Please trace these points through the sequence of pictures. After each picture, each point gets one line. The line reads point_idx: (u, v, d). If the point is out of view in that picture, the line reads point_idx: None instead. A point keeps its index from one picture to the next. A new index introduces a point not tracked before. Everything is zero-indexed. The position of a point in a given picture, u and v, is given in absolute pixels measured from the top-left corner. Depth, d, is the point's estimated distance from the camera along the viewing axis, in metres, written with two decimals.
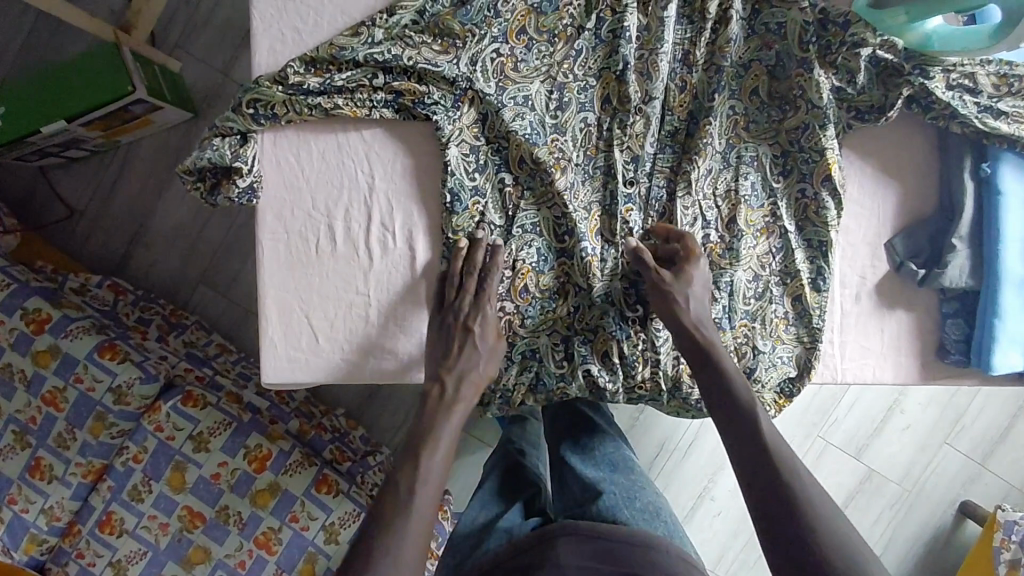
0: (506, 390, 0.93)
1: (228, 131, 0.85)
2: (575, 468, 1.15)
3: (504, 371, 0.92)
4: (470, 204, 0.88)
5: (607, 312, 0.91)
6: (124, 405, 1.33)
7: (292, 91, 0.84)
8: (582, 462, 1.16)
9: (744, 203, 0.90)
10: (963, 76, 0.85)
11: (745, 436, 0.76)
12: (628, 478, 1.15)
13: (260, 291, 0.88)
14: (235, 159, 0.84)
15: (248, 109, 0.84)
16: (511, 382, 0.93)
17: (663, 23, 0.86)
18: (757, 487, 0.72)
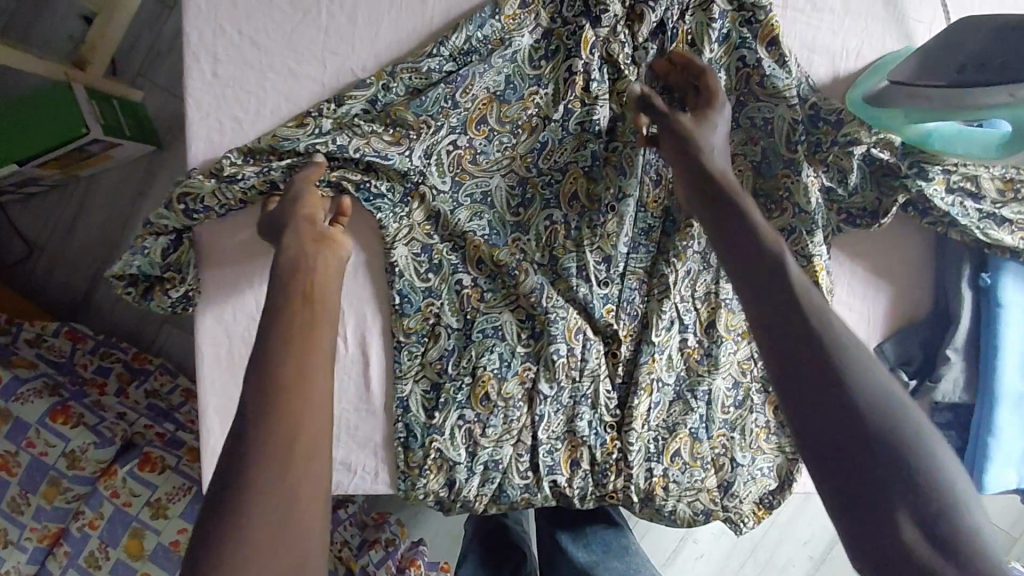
0: (466, 501, 0.83)
1: (162, 229, 0.76)
2: (563, 552, 1.01)
3: (465, 482, 0.81)
4: (423, 305, 0.81)
5: (575, 420, 0.83)
6: (77, 470, 1.27)
7: (227, 185, 0.75)
8: (571, 543, 1.02)
9: (724, 307, 0.84)
10: (964, 179, 0.78)
11: (775, 309, 0.55)
12: (623, 562, 1.00)
13: (200, 398, 0.82)
14: (168, 266, 0.76)
15: (180, 204, 0.75)
16: (472, 496, 0.82)
17: (639, 116, 0.80)
18: (795, 381, 0.50)
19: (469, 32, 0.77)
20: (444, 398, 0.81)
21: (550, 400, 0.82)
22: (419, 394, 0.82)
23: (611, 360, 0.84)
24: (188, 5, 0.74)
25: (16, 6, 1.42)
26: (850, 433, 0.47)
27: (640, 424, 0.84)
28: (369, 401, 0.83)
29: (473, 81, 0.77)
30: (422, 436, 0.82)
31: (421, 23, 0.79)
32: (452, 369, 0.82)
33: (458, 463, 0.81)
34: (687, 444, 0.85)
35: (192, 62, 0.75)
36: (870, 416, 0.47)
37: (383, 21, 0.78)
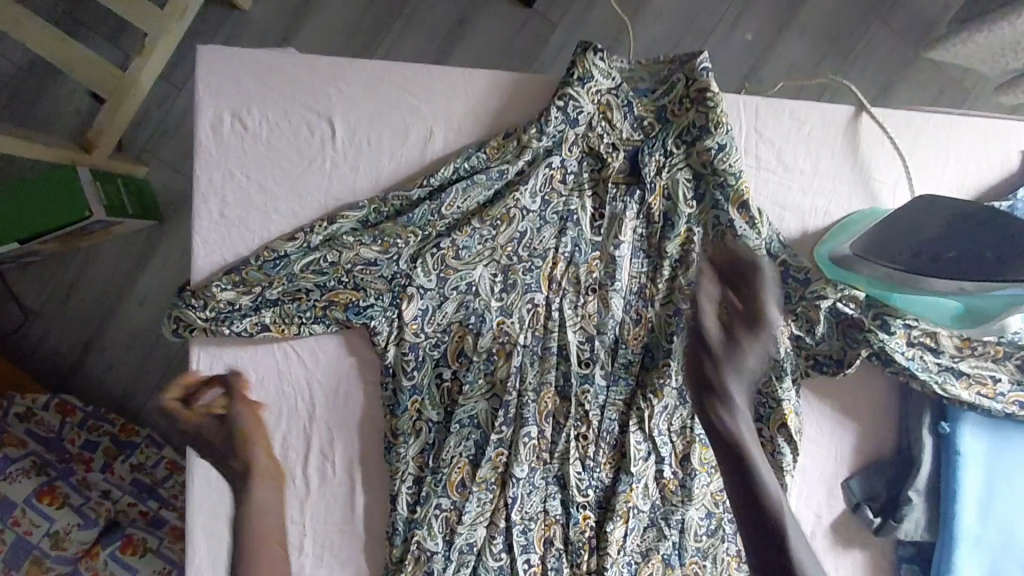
0: None
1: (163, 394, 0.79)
2: None
3: (442, 571, 0.84)
4: (409, 404, 0.83)
5: (549, 499, 0.87)
6: (61, 550, 1.27)
7: (208, 316, 0.79)
8: None
9: (698, 441, 0.87)
10: (924, 334, 0.83)
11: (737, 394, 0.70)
12: None
13: (188, 517, 0.85)
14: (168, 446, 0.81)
15: (174, 329, 0.81)
16: None
17: (616, 263, 0.84)
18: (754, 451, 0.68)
19: (456, 164, 0.81)
20: (425, 491, 0.83)
21: (523, 482, 0.85)
22: (403, 492, 0.84)
23: (583, 442, 0.86)
24: (199, 154, 0.81)
25: (17, 81, 1.44)
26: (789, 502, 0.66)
27: (617, 552, 0.86)
28: (355, 522, 0.85)
29: (456, 198, 0.81)
30: (404, 530, 0.84)
31: (419, 168, 0.84)
32: (433, 462, 0.84)
33: (435, 554, 0.83)
34: (660, 570, 0.88)
35: (201, 205, 0.82)
36: None
37: (383, 164, 0.83)
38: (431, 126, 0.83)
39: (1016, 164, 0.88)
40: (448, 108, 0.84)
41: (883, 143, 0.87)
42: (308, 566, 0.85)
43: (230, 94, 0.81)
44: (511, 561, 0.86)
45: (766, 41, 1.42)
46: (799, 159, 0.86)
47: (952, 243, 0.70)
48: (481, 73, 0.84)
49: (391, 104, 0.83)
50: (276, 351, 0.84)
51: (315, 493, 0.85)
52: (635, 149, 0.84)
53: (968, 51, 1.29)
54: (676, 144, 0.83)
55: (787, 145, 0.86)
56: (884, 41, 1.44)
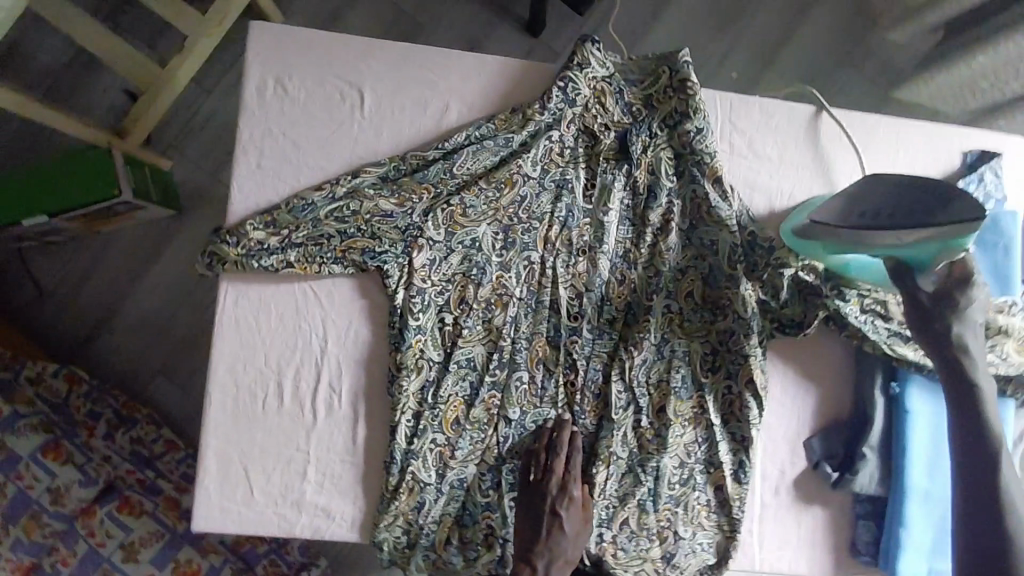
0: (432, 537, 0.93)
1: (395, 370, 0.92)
2: None
3: (433, 501, 0.92)
4: (413, 341, 0.91)
5: None
6: (60, 506, 1.32)
7: (240, 249, 0.89)
8: None
9: (673, 394, 0.95)
10: (876, 303, 0.94)
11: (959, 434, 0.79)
12: None
13: (201, 441, 0.91)
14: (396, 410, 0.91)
15: (208, 263, 0.90)
16: (439, 513, 0.93)
17: (605, 227, 0.95)
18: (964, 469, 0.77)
19: (469, 132, 0.93)
20: (422, 426, 0.91)
21: (514, 423, 0.94)
22: (403, 423, 0.91)
23: (569, 390, 0.95)
24: (244, 112, 0.93)
25: (64, 71, 1.57)
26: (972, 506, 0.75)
27: (596, 491, 0.94)
28: (354, 452, 0.93)
29: (466, 159, 0.92)
30: (401, 461, 0.91)
31: (434, 135, 0.95)
32: (431, 398, 0.92)
33: (428, 484, 0.92)
34: (634, 515, 0.95)
35: (241, 156, 0.93)
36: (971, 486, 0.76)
37: (403, 131, 0.95)
38: (447, 101, 0.96)
39: (957, 163, 1.01)
40: (463, 87, 0.96)
41: (840, 138, 1.00)
42: (309, 493, 0.92)
43: (275, 63, 0.94)
44: (498, 499, 0.93)
45: (750, 77, 1.59)
46: (767, 147, 0.99)
47: (891, 201, 0.80)
48: (494, 59, 0.97)
49: (414, 80, 0.96)
50: (297, 289, 0.93)
51: (321, 424, 0.92)
52: (624, 131, 0.96)
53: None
54: (660, 127, 0.95)
55: (757, 135, 0.99)
56: (857, 83, 1.61)
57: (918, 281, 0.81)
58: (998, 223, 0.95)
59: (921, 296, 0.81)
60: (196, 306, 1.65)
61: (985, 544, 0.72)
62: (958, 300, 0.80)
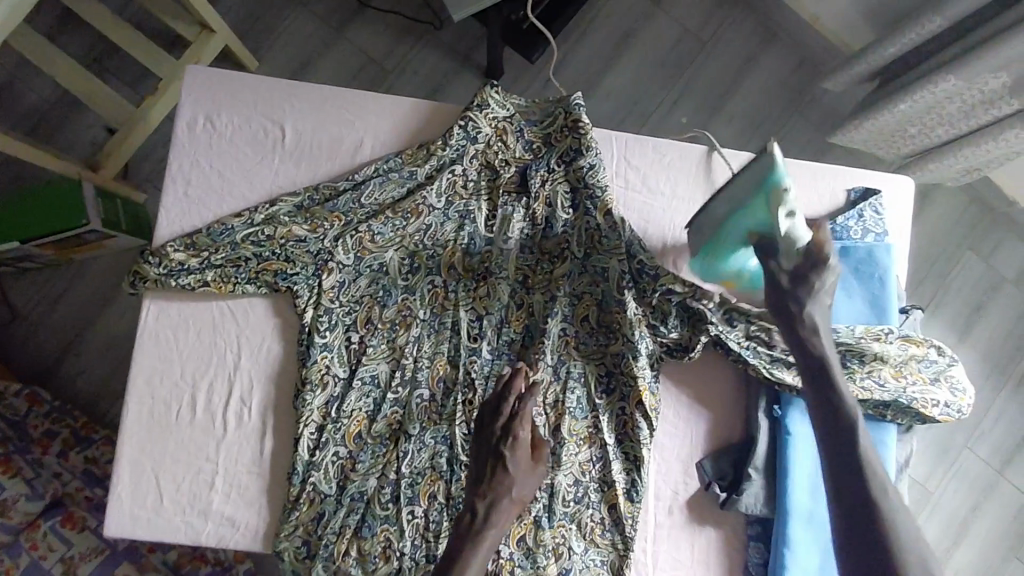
0: (331, 548, 0.96)
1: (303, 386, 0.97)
2: None
3: (334, 512, 0.96)
4: (319, 359, 0.98)
5: (436, 458, 0.98)
6: (4, 518, 1.38)
7: (161, 269, 0.97)
8: None
9: (568, 413, 1.00)
10: (759, 328, 0.99)
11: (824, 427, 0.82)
12: None
13: (117, 449, 0.96)
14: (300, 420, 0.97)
15: (133, 282, 0.98)
16: (338, 525, 0.96)
17: (504, 254, 1.02)
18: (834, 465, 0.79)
19: (379, 166, 1.01)
20: (325, 436, 0.97)
21: (414, 439, 0.98)
22: (306, 435, 0.97)
23: (468, 407, 0.99)
24: (175, 146, 1.02)
25: (48, 110, 1.69)
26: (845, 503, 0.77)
27: None
28: (261, 463, 0.98)
29: (374, 190, 1.00)
30: (303, 471, 0.97)
31: (349, 169, 1.04)
32: (335, 412, 0.98)
33: (327, 495, 0.97)
34: (531, 531, 0.98)
35: (171, 186, 1.01)
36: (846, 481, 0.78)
37: (321, 166, 1.03)
38: (362, 138, 1.04)
39: (841, 199, 1.08)
40: (377, 125, 1.05)
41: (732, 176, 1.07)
42: (216, 502, 0.96)
43: (206, 102, 1.03)
44: (397, 512, 0.97)
45: (696, 123, 1.67)
46: (660, 183, 1.06)
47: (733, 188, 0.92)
48: (407, 101, 1.06)
49: (333, 119, 1.05)
50: (215, 307, 1.00)
51: (230, 435, 0.98)
52: (524, 166, 1.04)
53: (861, 135, 1.51)
54: (558, 163, 1.03)
55: (650, 172, 1.06)
56: (801, 129, 1.69)
57: (778, 259, 0.86)
58: (874, 256, 1.02)
59: (782, 285, 0.86)
60: None
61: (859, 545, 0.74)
62: (812, 278, 0.84)
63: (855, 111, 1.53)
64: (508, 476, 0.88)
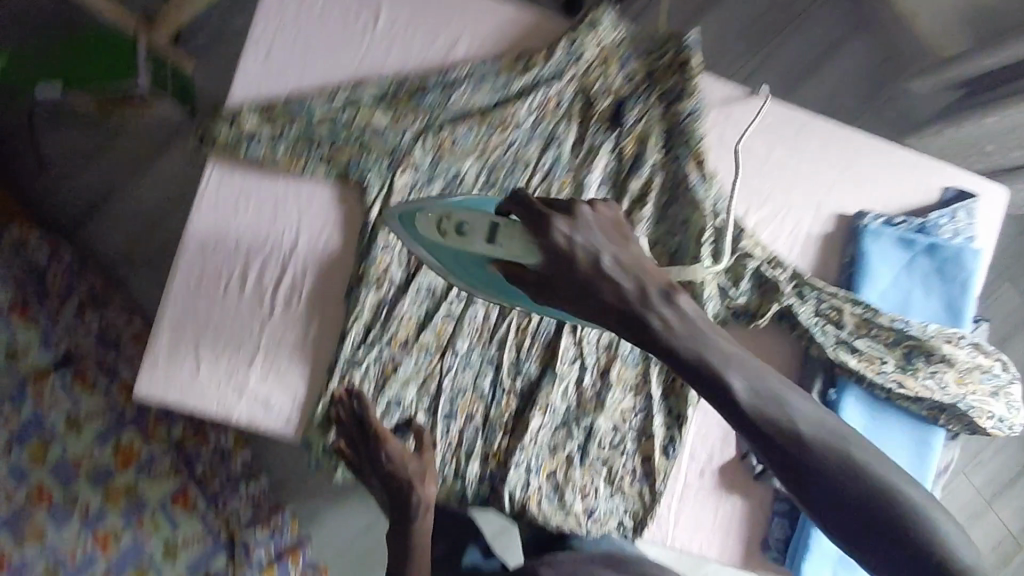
0: None
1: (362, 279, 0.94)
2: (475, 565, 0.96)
3: (368, 413, 0.93)
4: (380, 257, 0.94)
5: (480, 378, 0.97)
6: (15, 363, 1.35)
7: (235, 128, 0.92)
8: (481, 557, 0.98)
9: (619, 359, 0.98)
10: (831, 308, 0.95)
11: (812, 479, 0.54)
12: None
13: (159, 310, 0.93)
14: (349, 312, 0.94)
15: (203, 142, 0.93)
16: None
17: (585, 185, 0.96)
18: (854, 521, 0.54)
19: (473, 68, 0.96)
20: (372, 337, 0.94)
21: (462, 355, 0.97)
22: (353, 332, 0.94)
23: (519, 332, 0.98)
24: (263, 7, 0.96)
25: None
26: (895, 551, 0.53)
27: (529, 438, 0.96)
28: (305, 350, 0.95)
29: (465, 93, 0.95)
30: (344, 367, 0.94)
31: (440, 65, 0.98)
32: (386, 314, 0.94)
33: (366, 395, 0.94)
34: (562, 467, 0.98)
35: (251, 48, 0.96)
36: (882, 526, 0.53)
37: (411, 57, 0.97)
38: (458, 36, 0.98)
39: (935, 196, 1.03)
40: (476, 26, 0.99)
41: (836, 148, 1.01)
42: (252, 381, 0.94)
43: None
44: (432, 425, 0.96)
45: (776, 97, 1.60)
46: (756, 142, 0.99)
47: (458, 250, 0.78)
48: (510, 7, 1.00)
49: (430, 12, 0.99)
50: (283, 182, 0.95)
51: (276, 317, 0.95)
52: (620, 100, 0.97)
53: (943, 142, 1.45)
54: (657, 101, 0.96)
55: (749, 130, 0.99)
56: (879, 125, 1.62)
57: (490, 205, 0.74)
58: (960, 258, 0.98)
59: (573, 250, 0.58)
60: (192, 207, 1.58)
61: None
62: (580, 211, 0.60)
63: (941, 115, 1.46)
64: (407, 483, 0.87)
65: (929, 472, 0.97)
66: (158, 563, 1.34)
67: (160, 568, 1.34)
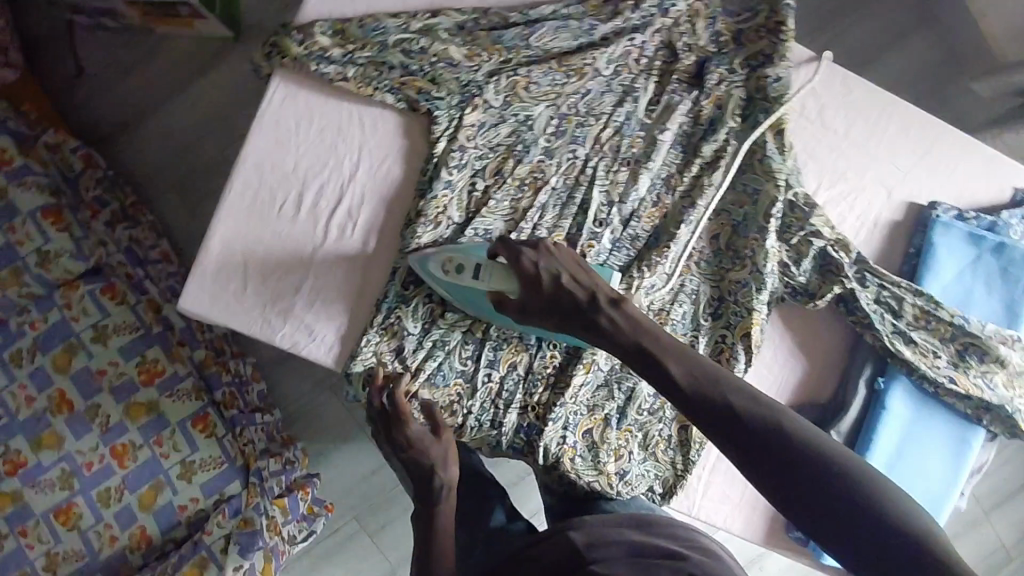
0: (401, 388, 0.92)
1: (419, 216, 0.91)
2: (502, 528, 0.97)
3: (411, 351, 0.92)
4: (439, 195, 0.91)
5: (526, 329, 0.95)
6: (44, 270, 1.28)
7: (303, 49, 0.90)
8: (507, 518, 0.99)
9: (670, 325, 0.96)
10: (891, 296, 0.94)
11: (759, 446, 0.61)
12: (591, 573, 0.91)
13: (211, 225, 0.92)
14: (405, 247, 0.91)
15: (270, 56, 0.91)
16: (413, 366, 0.92)
17: (656, 145, 0.94)
18: (792, 484, 0.59)
19: (556, 8, 0.93)
20: (423, 276, 0.92)
21: None
22: (405, 268, 0.92)
23: None
24: None
25: None
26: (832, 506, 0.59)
27: (570, 395, 0.95)
28: (354, 281, 0.93)
29: (547, 33, 0.91)
30: (392, 303, 0.92)
31: (523, 3, 0.94)
32: None
33: (410, 333, 0.92)
34: (598, 427, 0.97)
35: None
36: (818, 483, 0.59)
37: None
38: None
39: (1006, 196, 1.01)
40: None
41: (911, 135, 1.00)
42: (298, 308, 0.93)
43: None
44: (474, 371, 0.95)
45: None
46: (836, 120, 0.98)
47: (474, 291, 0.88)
48: None
49: None
50: (347, 107, 0.93)
51: (327, 245, 0.93)
52: (705, 58, 0.95)
53: None
54: (741, 65, 0.94)
55: (830, 104, 0.98)
56: None
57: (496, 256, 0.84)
58: None
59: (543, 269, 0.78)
60: (236, 132, 1.50)
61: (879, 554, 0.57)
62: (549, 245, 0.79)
63: None
64: (430, 465, 0.92)
65: (964, 469, 0.96)
66: (174, 482, 1.24)
67: (175, 487, 1.24)
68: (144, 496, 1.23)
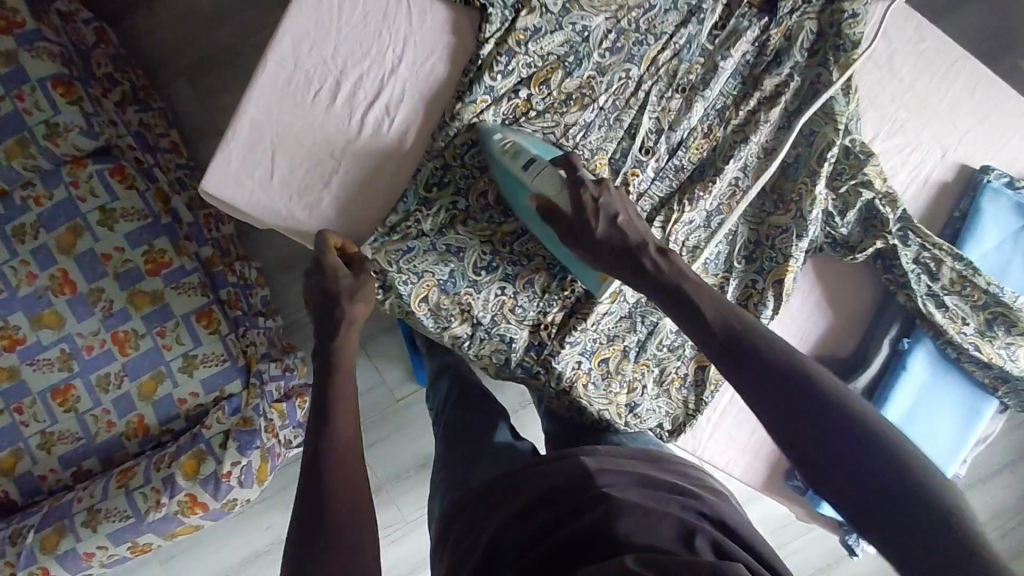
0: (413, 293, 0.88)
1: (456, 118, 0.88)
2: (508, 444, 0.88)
3: (423, 254, 0.88)
4: (479, 99, 0.87)
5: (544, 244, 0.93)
6: (52, 145, 1.17)
7: None
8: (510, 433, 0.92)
9: (704, 265, 0.94)
10: (931, 258, 0.92)
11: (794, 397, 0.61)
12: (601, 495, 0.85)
13: (240, 106, 0.86)
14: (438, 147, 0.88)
15: None
16: (424, 270, 0.88)
17: (716, 73, 0.89)
18: (820, 442, 0.58)
19: None
20: (448, 181, 0.90)
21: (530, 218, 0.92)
22: (428, 167, 0.89)
23: None
24: None
25: None
26: (860, 471, 0.56)
27: (591, 323, 0.93)
28: (382, 182, 0.90)
29: None
30: (412, 203, 0.89)
31: None
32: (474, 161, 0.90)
33: (424, 235, 0.89)
34: (616, 356, 0.96)
35: None
36: (848, 443, 0.57)
37: None
38: None
39: None
40: None
41: (976, 94, 0.96)
42: (326, 203, 0.89)
43: None
44: (489, 283, 0.92)
45: None
46: (904, 68, 0.94)
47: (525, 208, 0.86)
48: None
49: None
50: None
51: (361, 141, 0.88)
52: None
53: None
54: None
55: (901, 51, 0.94)
56: None
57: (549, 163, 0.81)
58: None
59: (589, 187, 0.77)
60: (260, 19, 1.40)
61: (906, 527, 0.53)
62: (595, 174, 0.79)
63: None
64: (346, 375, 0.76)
65: (974, 436, 0.97)
66: (175, 374, 1.20)
67: (178, 378, 1.20)
68: (144, 386, 1.19)
